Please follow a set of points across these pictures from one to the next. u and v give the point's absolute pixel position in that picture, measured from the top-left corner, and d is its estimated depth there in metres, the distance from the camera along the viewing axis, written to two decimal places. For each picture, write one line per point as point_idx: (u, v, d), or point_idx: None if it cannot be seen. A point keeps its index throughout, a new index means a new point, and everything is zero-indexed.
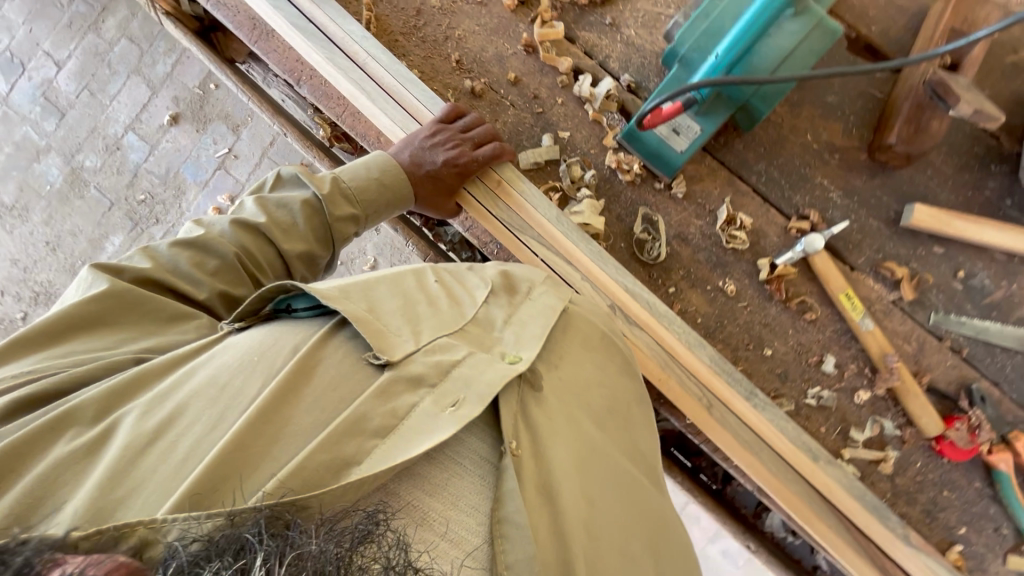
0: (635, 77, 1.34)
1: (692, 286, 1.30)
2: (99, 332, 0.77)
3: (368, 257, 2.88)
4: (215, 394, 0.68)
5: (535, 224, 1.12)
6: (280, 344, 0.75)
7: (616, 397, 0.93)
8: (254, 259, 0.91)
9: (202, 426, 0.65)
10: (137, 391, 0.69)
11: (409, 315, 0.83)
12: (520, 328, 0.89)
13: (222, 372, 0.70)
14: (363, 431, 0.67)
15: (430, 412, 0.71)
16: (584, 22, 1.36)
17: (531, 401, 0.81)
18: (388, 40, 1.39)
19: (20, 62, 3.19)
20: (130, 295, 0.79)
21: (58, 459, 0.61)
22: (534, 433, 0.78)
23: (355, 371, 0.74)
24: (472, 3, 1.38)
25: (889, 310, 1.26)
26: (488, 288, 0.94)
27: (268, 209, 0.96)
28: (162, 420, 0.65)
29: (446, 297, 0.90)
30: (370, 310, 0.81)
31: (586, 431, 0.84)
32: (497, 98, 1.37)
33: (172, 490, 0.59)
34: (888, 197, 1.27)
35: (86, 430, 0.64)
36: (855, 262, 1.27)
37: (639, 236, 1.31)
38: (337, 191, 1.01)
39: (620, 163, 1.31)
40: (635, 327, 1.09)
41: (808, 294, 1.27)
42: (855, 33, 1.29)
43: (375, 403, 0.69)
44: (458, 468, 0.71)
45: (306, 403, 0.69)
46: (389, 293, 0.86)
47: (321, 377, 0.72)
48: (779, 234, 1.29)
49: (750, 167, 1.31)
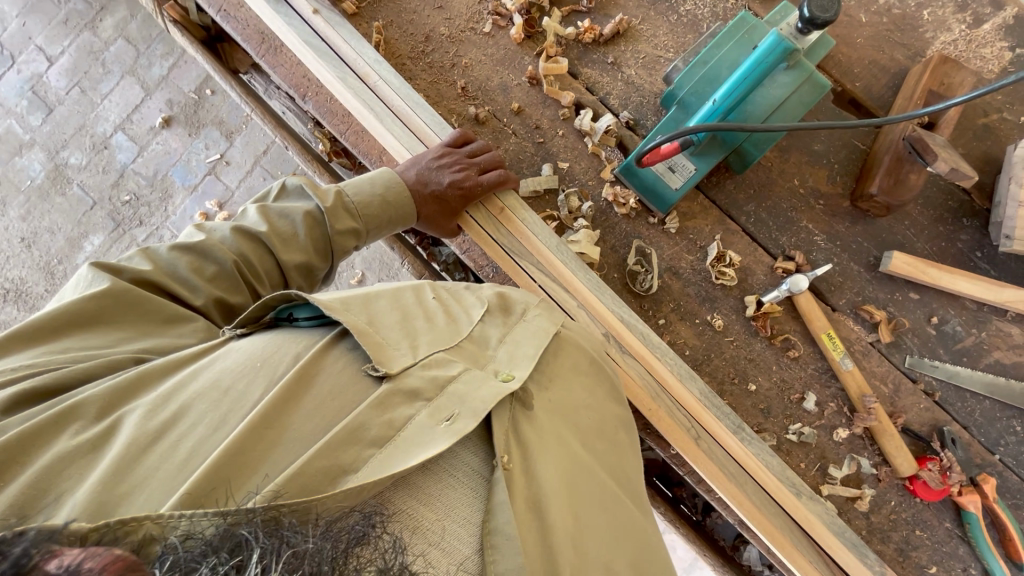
0: (634, 114, 1.39)
1: (681, 318, 1.34)
2: (96, 331, 0.76)
3: (357, 271, 2.87)
4: (218, 397, 0.69)
5: (535, 251, 1.14)
6: (280, 351, 0.76)
7: (604, 418, 0.95)
8: (254, 267, 0.91)
9: (203, 427, 0.65)
10: (139, 391, 0.69)
11: (406, 329, 0.84)
12: (514, 346, 0.90)
13: (225, 377, 0.71)
14: (361, 440, 0.68)
15: (425, 424, 0.72)
16: (586, 59, 1.41)
17: (523, 419, 0.82)
18: (396, 63, 1.43)
19: (10, 54, 3.14)
20: (129, 297, 0.78)
21: (58, 454, 0.61)
22: (525, 449, 0.79)
23: (353, 381, 0.75)
24: (480, 33, 1.42)
25: (867, 352, 1.31)
26: (484, 307, 0.95)
27: (270, 218, 0.96)
28: (166, 419, 0.65)
29: (443, 314, 0.91)
30: (368, 322, 0.82)
31: (575, 450, 0.85)
32: (500, 126, 1.40)
33: (172, 490, 0.59)
34: (868, 243, 1.33)
35: (87, 426, 0.64)
36: (836, 303, 1.32)
37: (632, 267, 1.34)
38: (340, 204, 1.02)
39: (616, 196, 1.35)
40: (627, 357, 1.11)
41: (792, 332, 1.32)
42: (841, 88, 1.37)
43: (373, 413, 0.70)
44: (451, 480, 0.71)
45: (305, 410, 0.70)
46: (388, 307, 0.87)
47: (322, 385, 0.73)
48: (766, 273, 1.33)
49: (740, 207, 1.36)
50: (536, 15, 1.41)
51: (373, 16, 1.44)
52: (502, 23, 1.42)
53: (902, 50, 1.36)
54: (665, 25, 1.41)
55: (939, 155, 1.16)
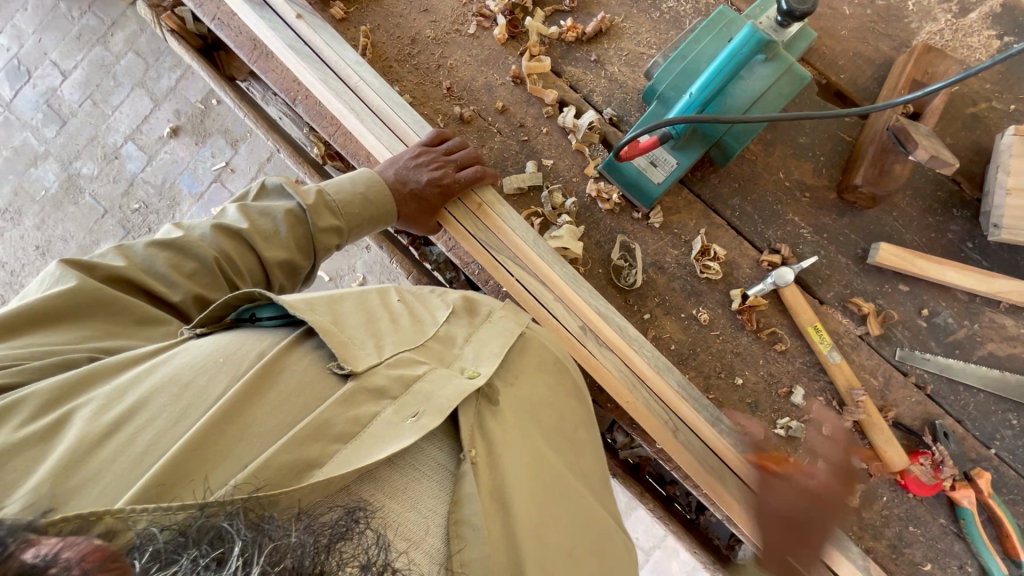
0: (617, 111, 1.40)
1: (666, 313, 1.33)
2: (60, 328, 0.79)
3: (358, 274, 2.90)
4: (177, 392, 0.72)
5: (511, 245, 1.14)
6: (245, 350, 0.79)
7: (567, 416, 0.97)
8: (233, 264, 0.93)
9: (165, 421, 0.69)
10: (93, 385, 0.72)
11: (372, 330, 0.88)
12: (479, 345, 0.93)
13: (185, 372, 0.73)
14: (326, 435, 0.71)
15: (390, 421, 0.76)
16: (569, 57, 1.42)
17: (487, 414, 0.85)
18: (383, 66, 1.46)
19: (26, 70, 3.26)
20: (97, 294, 0.81)
21: (12, 444, 0.64)
22: (489, 443, 0.82)
23: (319, 380, 0.78)
24: (465, 35, 1.45)
25: (856, 344, 1.29)
26: (449, 309, 0.98)
27: (251, 216, 0.98)
28: (122, 414, 0.68)
29: (408, 315, 0.94)
30: (331, 323, 0.84)
31: (539, 445, 0.88)
32: (485, 125, 1.42)
33: (134, 482, 0.63)
34: (856, 235, 1.32)
35: (41, 417, 0.67)
36: (823, 296, 1.31)
37: (616, 262, 1.35)
38: (321, 203, 1.04)
39: (600, 192, 1.36)
40: (606, 349, 1.11)
41: (778, 325, 1.30)
42: (826, 80, 1.37)
43: (340, 409, 0.74)
44: (417, 473, 0.74)
45: (268, 405, 0.73)
46: (353, 309, 0.90)
47: (286, 380, 0.76)
48: (752, 266, 1.33)
49: (725, 202, 1.36)
50: (519, 15, 1.43)
51: (361, 20, 1.47)
52: (486, 24, 1.44)
53: (887, 40, 1.35)
54: (648, 22, 1.42)
55: (919, 144, 1.14)
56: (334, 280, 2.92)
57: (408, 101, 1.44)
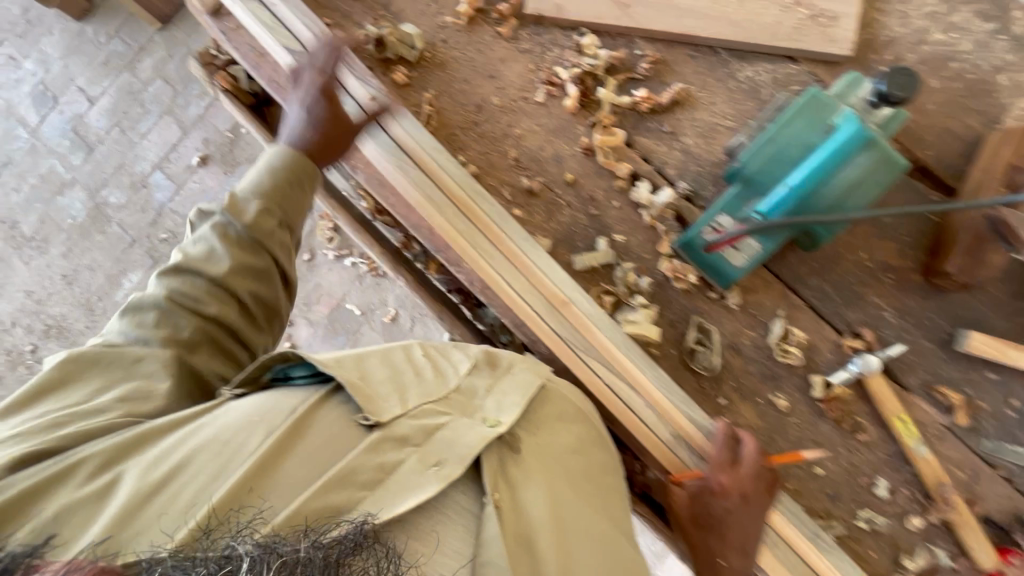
0: (691, 184, 1.36)
1: (743, 398, 1.29)
2: (69, 390, 0.86)
3: (390, 308, 2.86)
4: (218, 448, 0.77)
5: (601, 347, 1.05)
6: (278, 406, 0.83)
7: (589, 463, 0.98)
8: (188, 294, 0.96)
9: (204, 474, 0.75)
10: (142, 446, 0.79)
11: (396, 384, 0.91)
12: (500, 396, 0.95)
13: (225, 430, 0.79)
14: (353, 482, 0.77)
15: (416, 469, 0.80)
16: (641, 127, 1.38)
17: (509, 462, 0.88)
18: (447, 134, 1.42)
19: (52, 95, 3.22)
20: (79, 356, 0.89)
21: (68, 504, 0.72)
22: (510, 488, 0.85)
23: (345, 431, 0.82)
24: (533, 103, 1.41)
25: (943, 435, 1.24)
26: (470, 361, 1.00)
27: (186, 248, 0.99)
28: (167, 470, 0.75)
29: (432, 369, 0.97)
30: (359, 379, 0.88)
31: (562, 491, 0.90)
32: (553, 197, 1.38)
33: (173, 531, 0.70)
34: (942, 319, 1.27)
35: (94, 480, 0.75)
36: (908, 382, 1.26)
37: (691, 345, 1.30)
38: (237, 202, 1.02)
39: (676, 272, 1.31)
40: (695, 454, 1.06)
41: (862, 414, 1.25)
42: (910, 155, 1.31)
43: (364, 458, 0.79)
44: (445, 516, 0.79)
45: (299, 457, 0.78)
46: (378, 365, 0.93)
47: (319, 432, 0.81)
48: (832, 350, 1.28)
49: (804, 281, 1.31)
50: (591, 82, 1.39)
51: (424, 86, 1.44)
52: (555, 92, 1.40)
53: (975, 116, 1.30)
54: (723, 92, 1.37)
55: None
56: (366, 313, 2.88)
57: (473, 171, 1.40)
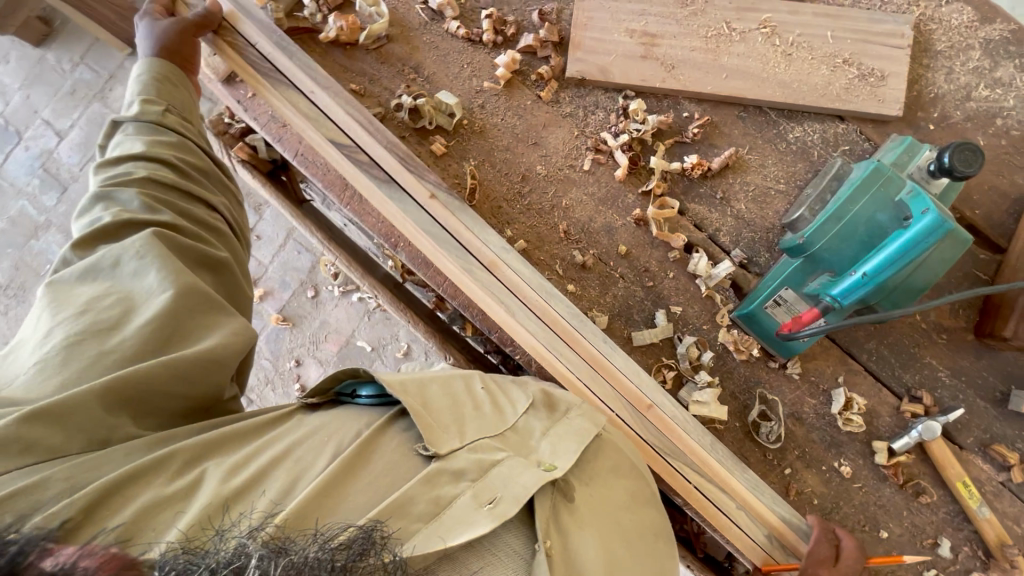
0: (746, 252, 1.33)
1: (807, 466, 1.30)
2: (61, 309, 0.82)
3: (402, 343, 2.62)
4: (288, 463, 0.76)
5: (691, 451, 1.07)
6: (344, 426, 0.83)
7: (642, 521, 0.89)
8: (157, 175, 0.97)
9: (276, 487, 0.73)
10: (219, 449, 0.77)
11: (456, 416, 0.86)
12: (556, 440, 0.89)
13: (296, 446, 0.79)
14: (408, 514, 0.72)
15: (469, 505, 0.75)
16: (693, 193, 1.35)
17: (562, 510, 0.81)
18: (491, 206, 1.36)
19: (16, 130, 2.97)
20: (59, 292, 0.85)
21: (146, 505, 0.67)
22: (562, 541, 0.78)
23: (403, 461, 0.79)
24: (580, 171, 1.36)
25: (999, 491, 1.28)
26: (529, 399, 0.96)
27: (116, 190, 0.95)
28: (249, 476, 0.73)
29: (491, 403, 0.92)
30: (420, 404, 0.85)
31: (615, 546, 0.81)
32: (607, 270, 1.34)
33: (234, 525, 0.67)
34: (994, 377, 1.30)
35: (175, 478, 0.71)
36: (963, 441, 1.29)
37: (755, 417, 1.30)
38: (158, 144, 1.02)
39: (737, 343, 1.30)
40: (782, 547, 1.07)
41: (921, 475, 1.28)
42: (958, 214, 1.33)
43: (422, 488, 0.75)
44: (491, 558, 0.73)
45: (362, 484, 0.75)
46: (441, 394, 0.88)
47: (381, 459, 0.79)
48: (892, 414, 1.30)
49: (861, 345, 1.32)
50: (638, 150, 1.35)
51: (464, 155, 1.37)
52: (602, 159, 1.35)
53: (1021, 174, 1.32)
54: (774, 154, 1.35)
55: None
56: (376, 348, 2.65)
57: (523, 246, 1.34)
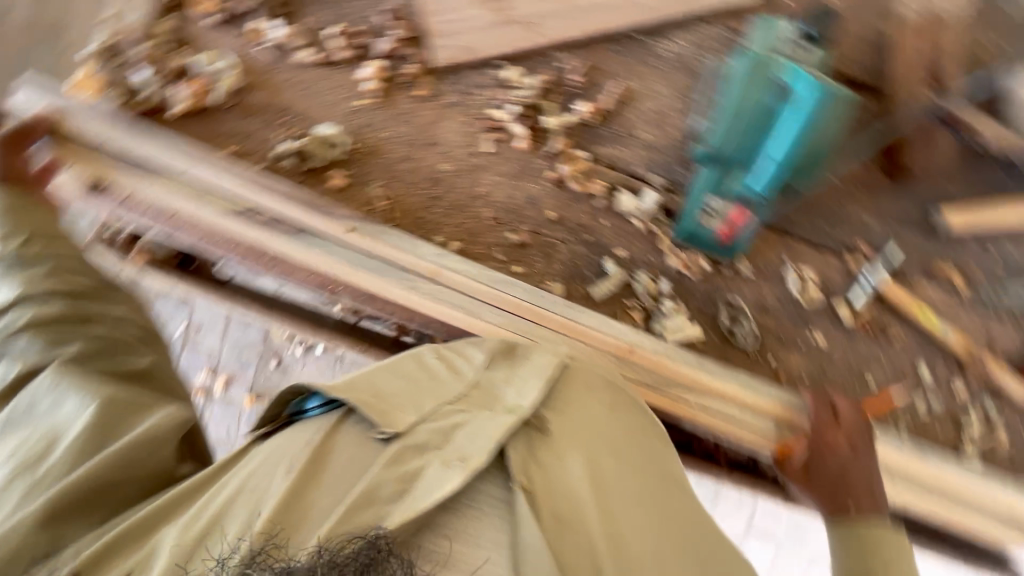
0: (665, 175, 1.35)
1: (787, 349, 1.36)
2: None
3: None
4: (247, 494, 0.67)
5: (683, 376, 1.14)
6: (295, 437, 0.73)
7: (629, 429, 0.92)
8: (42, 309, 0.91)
9: (237, 524, 0.64)
10: (173, 509, 0.69)
11: (411, 392, 0.80)
12: (522, 383, 0.88)
13: (248, 476, 0.69)
14: (377, 500, 0.66)
15: (440, 473, 0.69)
16: (597, 137, 1.36)
17: (539, 445, 0.81)
18: (413, 220, 1.33)
19: None
20: None
21: None
22: (545, 473, 0.77)
23: (362, 450, 0.72)
24: (485, 156, 1.34)
25: (955, 308, 1.36)
26: (486, 352, 0.93)
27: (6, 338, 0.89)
28: (207, 520, 0.65)
29: (445, 367, 0.88)
30: (371, 395, 0.77)
31: (604, 459, 0.84)
32: (546, 240, 1.34)
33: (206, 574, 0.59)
34: (917, 208, 1.38)
35: (131, 555, 0.65)
36: (910, 274, 1.37)
37: (727, 324, 1.35)
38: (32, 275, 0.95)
39: (687, 263, 1.33)
40: (788, 428, 1.13)
41: (885, 318, 1.36)
42: (838, 73, 1.40)
43: (387, 471, 0.69)
44: (476, 512, 0.68)
45: (328, 485, 0.68)
46: (389, 377, 0.83)
47: (343, 458, 0.71)
48: (842, 273, 1.38)
49: (796, 223, 1.38)
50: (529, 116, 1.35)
51: (367, 180, 1.32)
52: (502, 136, 1.34)
53: (878, 17, 1.39)
54: (659, 75, 1.36)
55: None
56: None
57: (458, 247, 1.33)
